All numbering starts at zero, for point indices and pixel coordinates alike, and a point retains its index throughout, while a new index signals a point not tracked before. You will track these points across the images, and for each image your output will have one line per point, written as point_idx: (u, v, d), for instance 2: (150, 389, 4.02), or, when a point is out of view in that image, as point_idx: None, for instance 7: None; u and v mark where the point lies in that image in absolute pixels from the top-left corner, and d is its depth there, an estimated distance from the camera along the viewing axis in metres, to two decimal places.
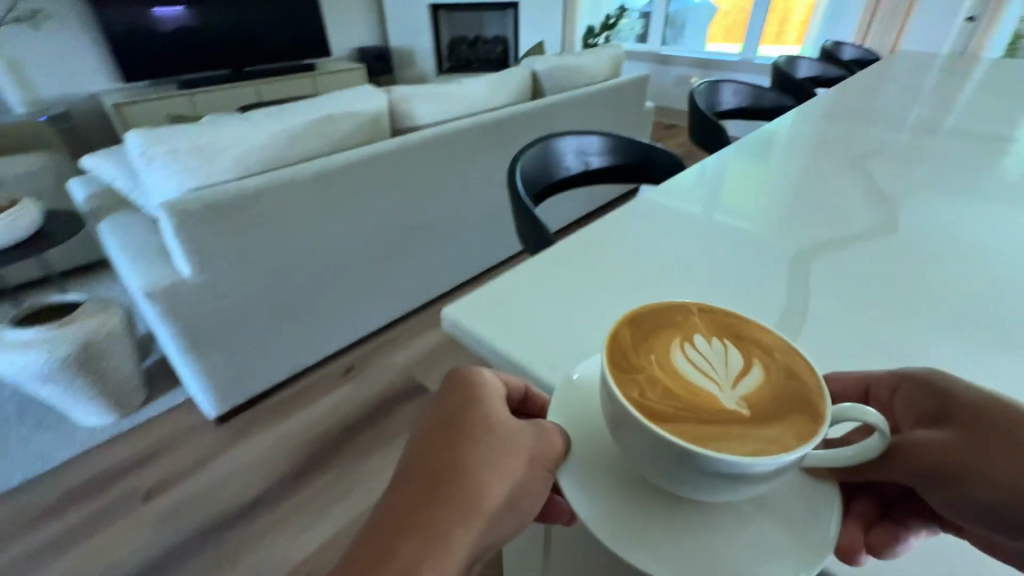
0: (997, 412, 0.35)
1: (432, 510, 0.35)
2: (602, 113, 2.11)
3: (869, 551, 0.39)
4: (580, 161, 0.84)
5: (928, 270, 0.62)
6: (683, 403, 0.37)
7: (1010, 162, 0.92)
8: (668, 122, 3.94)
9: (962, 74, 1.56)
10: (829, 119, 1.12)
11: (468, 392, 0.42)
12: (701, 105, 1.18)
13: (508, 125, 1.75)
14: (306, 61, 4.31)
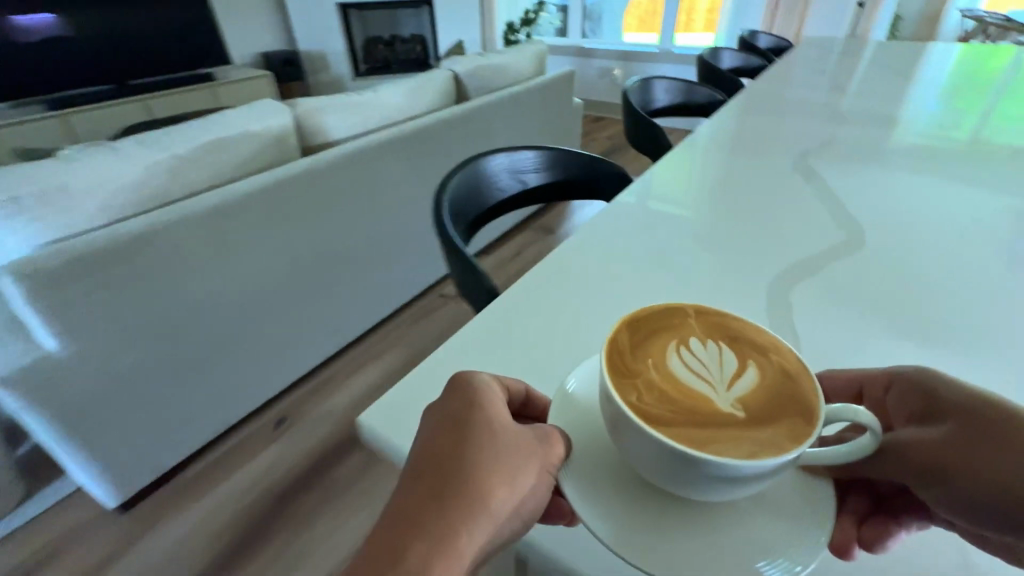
0: (988, 411, 0.33)
1: (436, 527, 0.31)
2: (532, 110, 2.07)
3: (861, 545, 0.37)
4: (517, 181, 0.78)
5: (875, 260, 0.61)
6: (676, 410, 0.35)
7: (922, 139, 0.97)
8: (596, 116, 4.00)
9: (864, 57, 1.66)
10: (754, 109, 1.14)
11: (474, 393, 0.38)
12: (635, 105, 1.16)
13: (436, 130, 1.67)
14: (204, 70, 3.95)
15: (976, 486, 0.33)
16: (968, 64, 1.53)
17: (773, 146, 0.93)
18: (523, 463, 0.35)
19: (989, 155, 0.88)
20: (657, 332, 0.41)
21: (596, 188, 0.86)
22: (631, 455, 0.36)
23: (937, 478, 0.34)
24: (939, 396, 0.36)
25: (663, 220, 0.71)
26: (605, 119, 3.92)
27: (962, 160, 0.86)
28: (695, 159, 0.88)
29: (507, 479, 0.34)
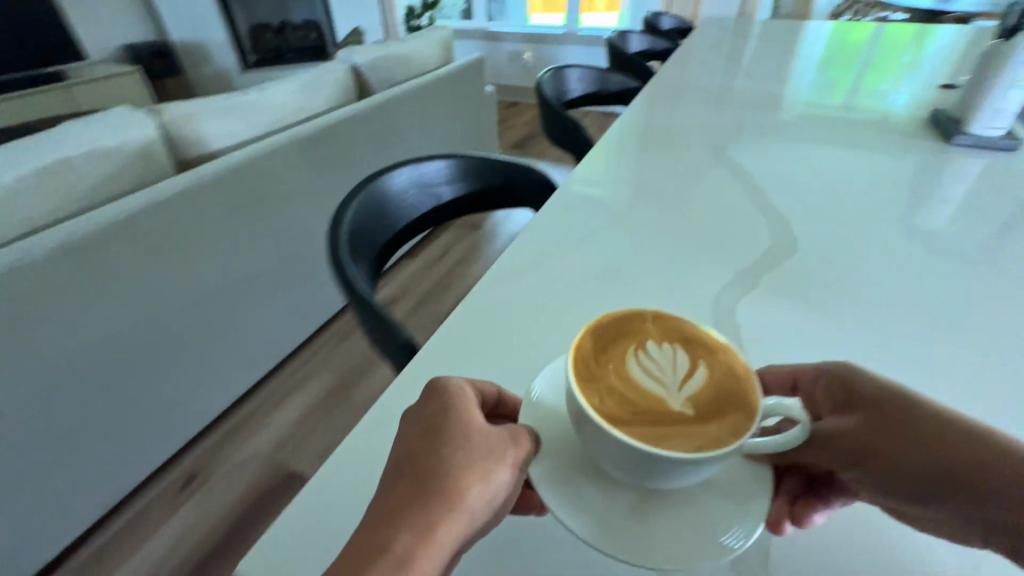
0: (907, 403, 0.36)
1: (415, 532, 0.30)
2: (446, 100, 1.99)
3: (790, 520, 0.37)
4: (429, 196, 0.73)
5: (802, 237, 0.63)
6: (633, 412, 0.35)
7: (821, 112, 1.03)
8: (510, 102, 3.96)
9: (756, 35, 1.75)
10: (666, 91, 1.16)
11: (454, 397, 0.37)
12: (550, 97, 1.13)
13: (349, 128, 1.54)
14: (50, 68, 3.35)
15: (890, 468, 0.36)
16: (842, 39, 1.67)
17: (690, 129, 0.94)
18: (497, 464, 0.35)
19: (880, 122, 0.95)
20: (619, 334, 0.40)
21: (520, 193, 0.81)
22: (598, 454, 0.35)
23: (859, 462, 0.37)
24: (860, 385, 0.38)
25: (596, 217, 0.68)
26: (521, 105, 3.89)
27: (858, 129, 0.92)
28: (617, 149, 0.86)
29: (481, 476, 0.34)
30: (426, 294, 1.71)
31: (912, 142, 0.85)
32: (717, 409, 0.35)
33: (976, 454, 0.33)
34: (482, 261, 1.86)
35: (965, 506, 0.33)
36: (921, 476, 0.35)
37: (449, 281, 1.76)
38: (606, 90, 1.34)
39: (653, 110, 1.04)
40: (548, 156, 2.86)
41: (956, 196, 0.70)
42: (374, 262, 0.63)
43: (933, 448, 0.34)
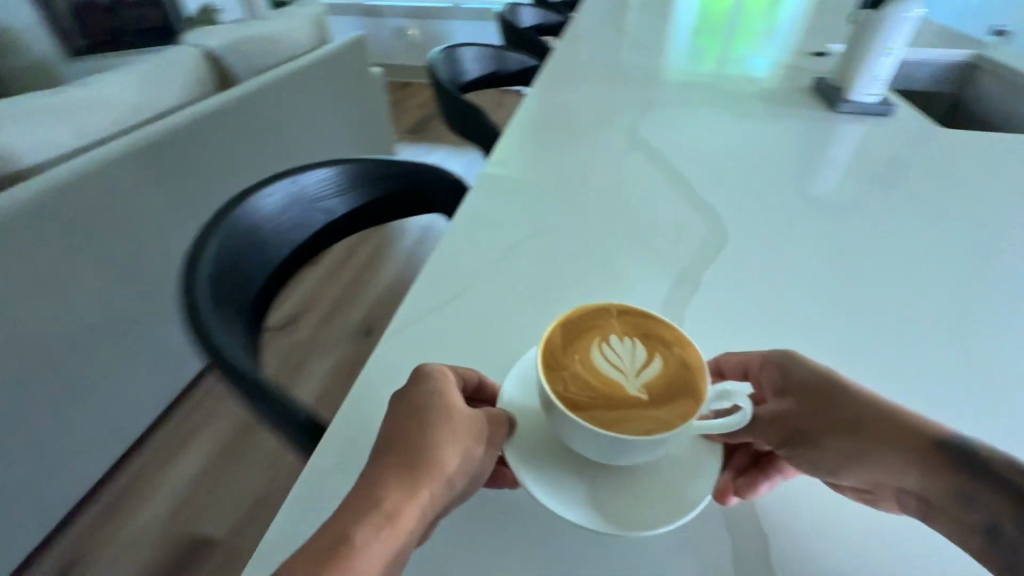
0: (833, 388, 0.38)
1: (399, 495, 0.31)
2: (330, 84, 1.82)
3: (736, 492, 0.39)
4: (315, 212, 0.64)
5: (718, 212, 0.65)
6: (591, 401, 0.35)
7: (714, 81, 1.08)
8: (402, 83, 3.75)
9: (638, 6, 1.79)
10: (567, 66, 1.14)
11: (441, 376, 0.37)
12: (446, 81, 1.07)
13: (219, 123, 1.34)
14: None
15: (817, 446, 0.38)
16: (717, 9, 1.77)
17: (598, 106, 0.92)
18: (476, 438, 0.36)
19: (767, 91, 1.00)
20: (584, 327, 0.40)
21: (421, 191, 0.74)
22: (568, 437, 0.35)
23: (788, 439, 0.39)
24: (798, 369, 0.39)
25: (521, 212, 0.64)
26: (411, 85, 3.71)
27: (749, 99, 0.96)
28: (528, 133, 0.82)
29: (458, 453, 0.34)
30: (332, 307, 1.57)
31: (799, 112, 0.91)
32: (670, 394, 0.36)
33: (893, 433, 0.34)
34: (390, 264, 1.74)
35: (881, 480, 0.35)
36: (843, 452, 0.36)
37: (356, 290, 1.63)
38: (504, 70, 1.29)
39: (554, 86, 1.00)
40: (448, 139, 2.76)
41: (840, 162, 0.76)
42: (253, 302, 0.55)
43: (848, 429, 0.36)
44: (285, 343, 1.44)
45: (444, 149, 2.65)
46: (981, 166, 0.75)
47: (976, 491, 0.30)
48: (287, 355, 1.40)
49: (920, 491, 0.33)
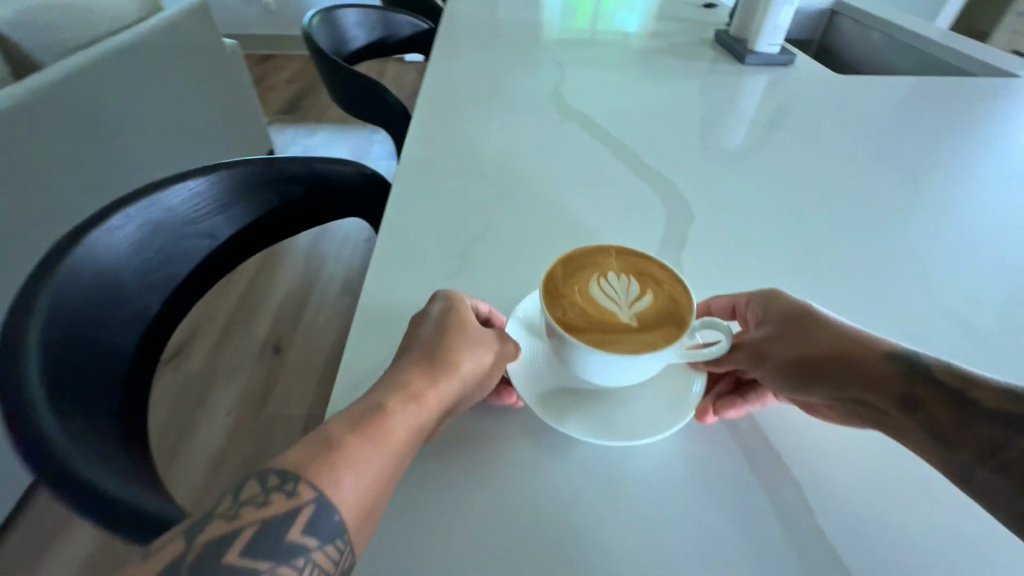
0: (810, 315, 0.41)
1: (423, 382, 0.37)
2: (174, 62, 1.54)
3: (714, 411, 0.41)
4: (191, 236, 0.53)
5: (652, 172, 0.67)
6: (585, 329, 0.40)
7: (612, 35, 1.08)
8: (261, 56, 3.30)
9: None
10: (465, 28, 1.08)
11: (455, 299, 0.44)
12: (329, 52, 0.95)
13: (28, 119, 1.07)
14: None
15: (786, 363, 0.40)
16: None
17: (515, 75, 0.88)
18: (489, 345, 0.42)
19: (672, 46, 1.03)
20: (584, 264, 0.44)
21: (321, 201, 0.64)
22: (568, 359, 0.40)
23: (763, 362, 0.42)
24: (779, 301, 0.43)
25: (469, 201, 0.61)
26: (275, 58, 3.29)
27: (657, 56, 0.98)
28: (450, 112, 0.77)
29: (473, 355, 0.40)
30: (220, 334, 1.36)
31: (709, 66, 0.95)
32: (658, 321, 0.41)
33: (858, 351, 0.38)
34: (286, 271, 1.56)
35: (846, 394, 0.38)
36: (812, 367, 0.39)
37: (249, 308, 1.44)
38: (395, 35, 1.17)
39: (460, 53, 0.94)
40: (332, 117, 2.51)
41: (752, 112, 0.81)
42: (115, 368, 0.45)
43: (818, 346, 0.40)
44: (180, 378, 1.25)
45: (330, 128, 2.41)
46: (871, 102, 0.83)
47: (926, 395, 0.34)
48: (184, 391, 1.22)
49: (880, 402, 0.36)
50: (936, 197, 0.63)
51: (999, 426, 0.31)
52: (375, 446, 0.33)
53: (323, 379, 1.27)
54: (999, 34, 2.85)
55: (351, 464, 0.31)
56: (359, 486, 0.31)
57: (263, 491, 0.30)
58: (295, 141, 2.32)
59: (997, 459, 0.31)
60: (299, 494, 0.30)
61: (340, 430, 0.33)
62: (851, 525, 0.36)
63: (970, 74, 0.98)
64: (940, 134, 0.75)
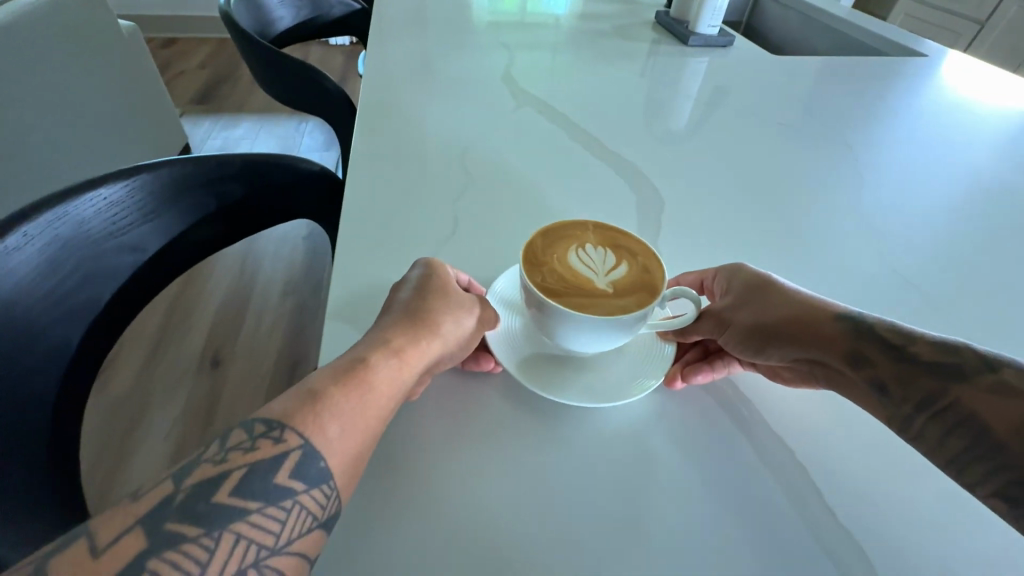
0: (773, 284, 0.44)
1: (404, 339, 0.37)
2: (65, 43, 1.36)
3: (682, 377, 0.42)
4: (114, 253, 0.47)
5: (608, 153, 0.68)
6: (562, 297, 0.40)
7: (553, 16, 1.07)
8: (163, 40, 2.98)
9: None
10: (402, 8, 1.03)
11: (433, 266, 0.44)
12: (253, 33, 0.87)
13: None
14: None
15: (751, 328, 0.42)
16: None
17: (461, 58, 0.86)
18: (469, 307, 0.42)
19: (614, 28, 1.04)
20: (562, 236, 0.45)
21: (260, 204, 0.58)
22: (546, 325, 0.41)
23: (729, 328, 0.43)
24: (742, 272, 0.45)
25: (432, 187, 0.59)
26: (180, 41, 2.98)
27: (601, 37, 0.99)
28: (399, 98, 0.73)
29: (454, 317, 0.40)
30: (149, 352, 1.24)
31: (652, 47, 0.97)
32: (632, 288, 0.42)
33: (813, 314, 0.41)
34: (220, 275, 1.45)
35: (802, 355, 0.41)
36: (772, 332, 0.42)
37: (179, 322, 1.32)
38: (324, 14, 1.09)
39: (401, 36, 0.91)
40: (254, 106, 2.33)
41: (695, 92, 0.83)
42: (34, 416, 0.40)
43: (780, 311, 0.42)
44: (103, 403, 1.13)
45: (253, 119, 2.24)
46: (801, 79, 0.89)
47: (873, 352, 0.37)
48: (111, 417, 1.10)
49: (831, 360, 0.39)
50: (865, 164, 0.69)
51: (935, 376, 0.35)
52: (357, 398, 0.32)
53: (272, 384, 1.20)
54: (890, 15, 3.14)
55: (334, 413, 0.31)
56: (341, 436, 0.31)
57: (249, 438, 0.30)
58: (214, 133, 2.14)
59: (934, 408, 0.34)
60: (285, 440, 0.30)
61: (324, 384, 0.33)
62: (813, 459, 0.38)
63: (880, 52, 1.07)
64: (862, 107, 0.82)
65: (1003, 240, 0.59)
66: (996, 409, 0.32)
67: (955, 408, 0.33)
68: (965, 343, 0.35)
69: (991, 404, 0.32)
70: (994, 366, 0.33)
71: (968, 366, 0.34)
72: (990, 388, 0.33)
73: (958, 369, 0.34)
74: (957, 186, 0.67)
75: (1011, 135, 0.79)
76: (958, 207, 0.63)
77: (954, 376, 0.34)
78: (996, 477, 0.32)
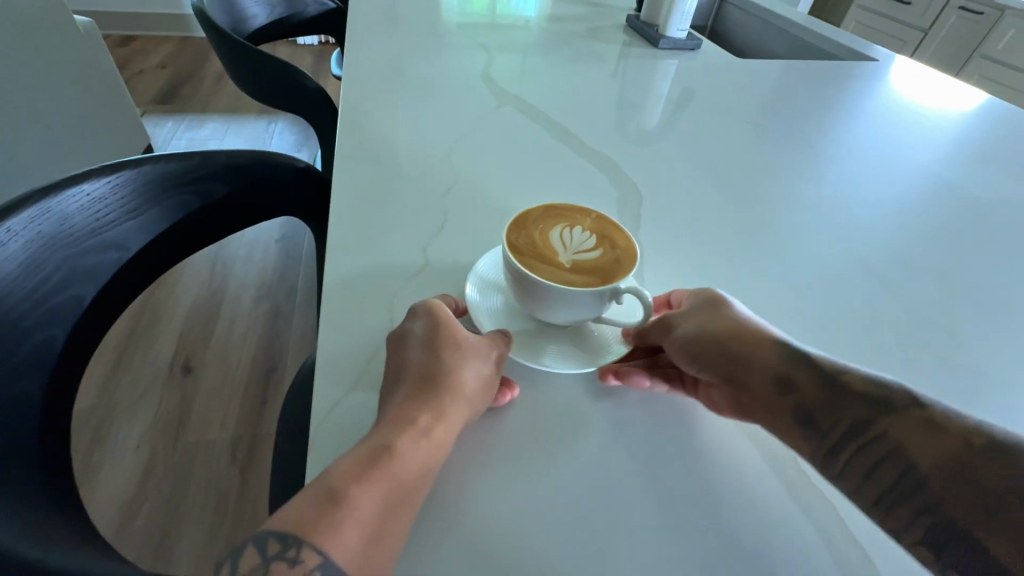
0: (727, 306, 0.45)
1: (427, 414, 0.36)
2: (20, 41, 1.29)
3: (615, 373, 0.43)
4: (98, 251, 0.45)
5: (593, 153, 0.69)
6: (517, 255, 0.42)
7: (530, 18, 1.09)
8: (119, 38, 2.85)
9: None
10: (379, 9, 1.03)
11: (439, 314, 0.41)
12: (227, 30, 0.85)
13: None
14: None
15: (696, 340, 0.43)
16: None
17: (443, 59, 0.86)
18: (487, 355, 0.40)
19: (588, 30, 1.06)
20: (560, 214, 0.47)
21: (248, 200, 0.57)
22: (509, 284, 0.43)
23: (675, 340, 0.44)
24: (707, 292, 0.47)
25: (415, 188, 0.59)
26: (138, 39, 2.87)
27: (576, 39, 1.01)
28: (381, 100, 0.73)
29: (477, 375, 0.39)
30: (116, 361, 1.19)
31: (625, 49, 0.99)
32: (587, 269, 0.43)
33: (754, 338, 0.42)
34: (188, 282, 1.40)
35: (733, 378, 0.41)
36: (713, 347, 0.43)
37: (146, 330, 1.27)
38: (298, 12, 1.07)
39: (382, 37, 0.90)
40: (220, 106, 2.26)
41: (668, 92, 0.86)
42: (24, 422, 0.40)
43: (728, 332, 0.43)
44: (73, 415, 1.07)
45: (220, 119, 2.17)
46: (766, 81, 0.92)
47: (802, 380, 0.39)
48: (79, 429, 1.05)
49: (763, 383, 0.40)
50: (831, 164, 0.73)
51: (867, 407, 0.36)
52: (381, 496, 0.31)
53: (250, 392, 1.17)
54: (843, 22, 3.31)
55: (359, 518, 0.30)
56: (370, 538, 0.30)
57: (263, 560, 0.28)
58: (179, 134, 2.06)
59: (863, 438, 0.35)
60: (302, 561, 0.28)
61: (345, 483, 0.31)
62: (762, 481, 0.39)
63: (835, 56, 1.12)
64: (822, 109, 0.86)
65: (952, 234, 0.63)
66: (924, 446, 0.34)
67: (884, 439, 0.35)
68: (896, 380, 0.37)
69: (919, 437, 0.34)
70: (922, 404, 0.35)
71: (897, 401, 0.36)
72: (919, 422, 0.34)
73: (887, 402, 0.36)
74: (906, 183, 0.71)
75: (955, 136, 0.84)
76: (917, 204, 0.67)
77: (884, 408, 0.36)
78: (921, 521, 0.33)
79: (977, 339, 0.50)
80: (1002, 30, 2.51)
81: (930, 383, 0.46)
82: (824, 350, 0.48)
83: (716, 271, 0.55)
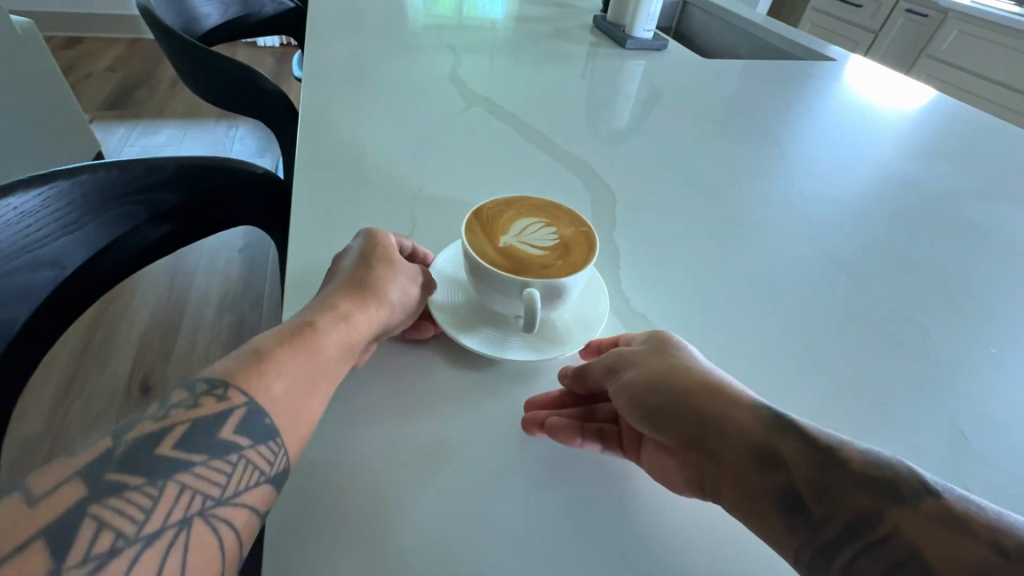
0: (685, 357, 0.39)
1: (350, 304, 0.39)
2: None
3: (543, 427, 0.39)
4: (28, 269, 0.42)
5: (563, 152, 0.69)
6: (474, 215, 0.45)
7: (497, 18, 1.09)
8: (63, 41, 2.70)
9: None
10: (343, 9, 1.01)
11: (377, 234, 0.45)
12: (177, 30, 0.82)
13: None
14: None
15: (650, 395, 0.37)
16: None
17: (411, 59, 0.86)
18: (416, 277, 0.44)
19: (555, 30, 1.06)
20: (551, 213, 0.47)
21: (200, 210, 0.54)
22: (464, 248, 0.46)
23: (625, 394, 0.38)
24: (661, 334, 0.41)
25: (386, 190, 0.58)
26: (84, 42, 2.72)
27: (543, 39, 1.01)
28: (346, 101, 0.72)
29: (401, 287, 0.42)
30: (67, 382, 1.12)
31: (592, 49, 1.00)
32: (511, 257, 0.42)
33: (722, 395, 0.36)
34: (144, 294, 1.34)
35: (695, 443, 0.35)
36: (669, 402, 0.36)
37: (100, 348, 1.20)
38: (255, 11, 1.04)
39: (346, 38, 0.89)
40: (176, 111, 2.17)
41: (635, 92, 0.87)
42: None
43: (688, 386, 0.36)
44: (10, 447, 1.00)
45: (176, 124, 2.09)
46: (728, 80, 0.95)
47: (787, 451, 0.33)
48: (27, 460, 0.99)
49: (734, 450, 0.34)
50: (794, 161, 0.75)
51: (871, 495, 0.30)
52: (302, 358, 0.34)
53: None
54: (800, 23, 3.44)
55: (279, 370, 0.33)
56: (288, 390, 0.33)
57: (193, 396, 0.31)
58: (132, 141, 1.97)
59: (870, 536, 0.29)
60: (229, 398, 0.31)
61: (270, 345, 0.34)
62: (708, 555, 0.35)
63: (794, 56, 1.16)
64: (784, 107, 0.89)
65: (911, 227, 0.66)
66: (941, 549, 0.28)
67: (894, 540, 0.29)
68: (897, 458, 0.32)
69: (938, 537, 0.28)
70: (933, 491, 0.30)
71: (907, 488, 0.30)
72: (934, 517, 0.29)
73: (895, 488, 0.30)
74: (864, 178, 0.74)
75: (908, 132, 0.88)
76: (877, 199, 0.70)
77: (892, 497, 0.30)
78: None
79: (928, 324, 0.53)
80: (946, 32, 2.67)
81: (895, 370, 0.47)
82: (794, 340, 0.49)
83: (687, 266, 0.56)
